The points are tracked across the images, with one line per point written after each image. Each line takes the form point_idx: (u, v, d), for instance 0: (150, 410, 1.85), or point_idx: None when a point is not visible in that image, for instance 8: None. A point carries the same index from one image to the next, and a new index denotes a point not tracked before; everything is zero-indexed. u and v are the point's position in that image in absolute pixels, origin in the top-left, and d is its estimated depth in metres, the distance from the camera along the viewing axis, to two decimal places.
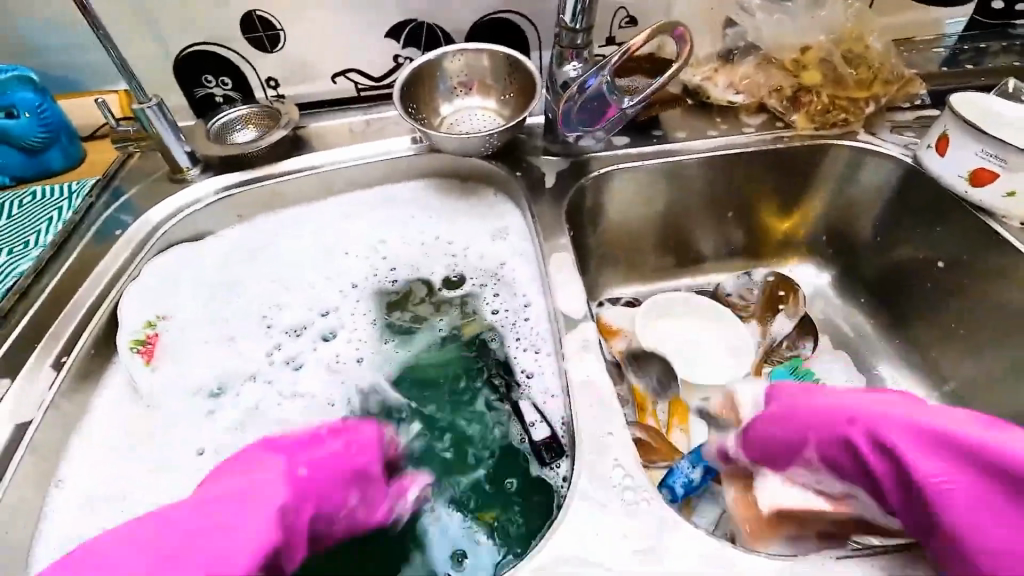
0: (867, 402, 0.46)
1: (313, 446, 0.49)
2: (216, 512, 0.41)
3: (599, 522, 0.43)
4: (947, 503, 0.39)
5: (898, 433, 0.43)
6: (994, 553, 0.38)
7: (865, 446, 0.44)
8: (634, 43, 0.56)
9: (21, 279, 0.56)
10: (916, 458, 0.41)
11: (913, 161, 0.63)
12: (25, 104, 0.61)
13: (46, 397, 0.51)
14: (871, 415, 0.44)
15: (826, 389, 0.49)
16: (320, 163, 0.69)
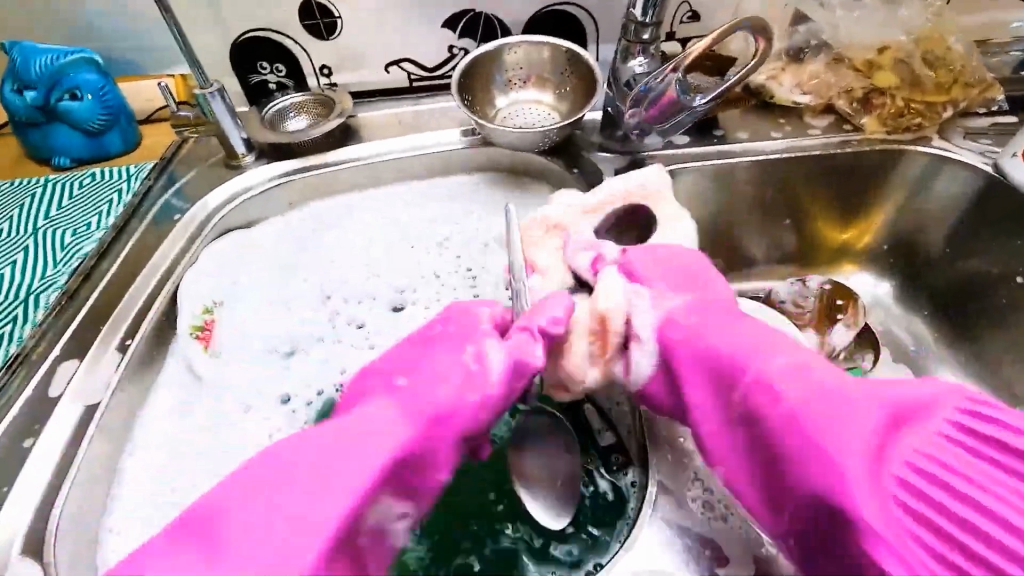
0: (763, 356, 0.39)
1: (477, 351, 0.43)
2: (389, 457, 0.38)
3: (678, 536, 0.43)
4: (802, 446, 0.34)
5: (795, 391, 0.36)
6: (802, 481, 0.33)
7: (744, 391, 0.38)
8: (702, 43, 0.55)
9: (85, 261, 0.57)
10: (820, 414, 0.34)
11: (992, 169, 0.61)
12: (89, 85, 0.61)
13: (111, 379, 0.51)
14: (748, 353, 0.39)
15: (734, 324, 0.43)
16: (371, 154, 0.69)
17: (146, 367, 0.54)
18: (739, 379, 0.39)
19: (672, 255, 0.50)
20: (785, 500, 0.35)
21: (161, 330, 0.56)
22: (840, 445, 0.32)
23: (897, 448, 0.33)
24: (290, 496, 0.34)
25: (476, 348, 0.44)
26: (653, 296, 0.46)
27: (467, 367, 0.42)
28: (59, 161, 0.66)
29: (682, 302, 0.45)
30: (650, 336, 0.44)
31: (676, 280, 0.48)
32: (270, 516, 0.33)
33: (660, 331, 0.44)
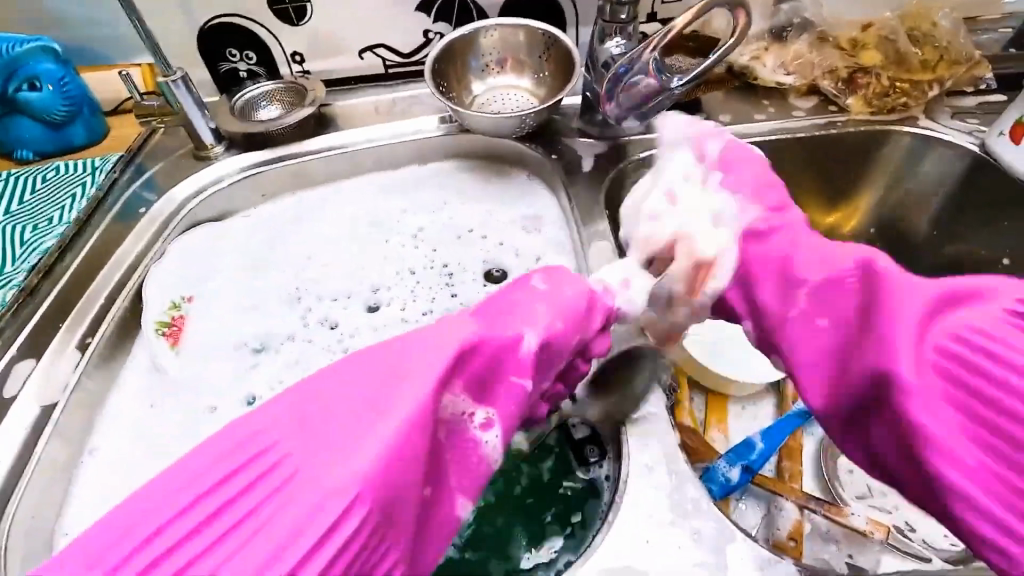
0: (807, 244, 0.44)
1: (553, 283, 0.44)
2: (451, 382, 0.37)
3: (648, 529, 0.41)
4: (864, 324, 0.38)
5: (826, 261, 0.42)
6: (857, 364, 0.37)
7: (783, 264, 0.44)
8: (676, 23, 0.53)
9: (45, 257, 0.55)
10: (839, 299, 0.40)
11: (979, 150, 0.60)
12: (49, 76, 0.59)
13: (70, 378, 0.50)
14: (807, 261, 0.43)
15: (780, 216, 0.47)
16: (345, 143, 0.67)
17: (109, 365, 0.53)
18: (767, 270, 0.45)
19: (744, 159, 0.52)
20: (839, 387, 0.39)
21: (124, 328, 0.55)
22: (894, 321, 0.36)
23: (953, 326, 0.36)
24: (336, 432, 0.33)
25: (550, 277, 0.44)
26: (734, 207, 0.49)
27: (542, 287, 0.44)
28: (22, 154, 0.64)
29: (759, 214, 0.48)
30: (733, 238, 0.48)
31: (759, 194, 0.49)
32: (341, 410, 0.34)
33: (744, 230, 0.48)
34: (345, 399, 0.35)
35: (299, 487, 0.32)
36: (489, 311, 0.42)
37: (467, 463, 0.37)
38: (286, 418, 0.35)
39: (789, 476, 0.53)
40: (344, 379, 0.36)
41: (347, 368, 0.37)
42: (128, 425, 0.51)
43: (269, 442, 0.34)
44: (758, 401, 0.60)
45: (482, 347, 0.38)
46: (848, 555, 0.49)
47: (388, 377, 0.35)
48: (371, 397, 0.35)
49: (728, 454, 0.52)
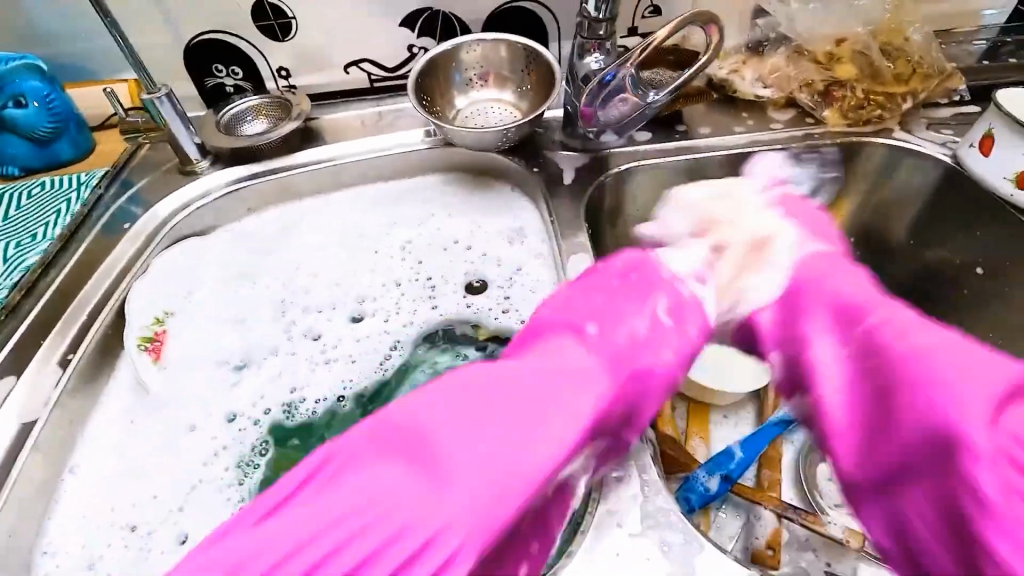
0: (862, 292, 0.45)
1: (676, 306, 0.47)
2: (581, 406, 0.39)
3: (616, 542, 0.41)
4: (917, 358, 0.38)
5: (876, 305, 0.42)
6: (906, 415, 0.37)
7: (830, 310, 0.45)
8: (660, 34, 0.54)
9: (28, 273, 0.56)
10: (897, 337, 0.40)
11: (952, 161, 0.61)
12: (34, 93, 0.60)
13: (52, 395, 0.50)
14: (869, 302, 0.43)
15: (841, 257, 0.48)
16: (329, 156, 0.67)
17: (91, 381, 0.53)
18: (842, 309, 0.44)
19: (811, 216, 0.54)
20: (879, 443, 0.38)
21: (107, 343, 0.55)
22: (966, 383, 0.35)
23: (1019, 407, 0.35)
24: (486, 462, 0.34)
25: (674, 303, 0.47)
26: (794, 245, 0.51)
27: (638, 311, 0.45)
28: (8, 170, 0.64)
29: (820, 248, 0.50)
30: (781, 272, 0.49)
31: (817, 230, 0.52)
32: (488, 446, 0.35)
33: (800, 261, 0.49)
34: (484, 432, 0.35)
35: (434, 529, 0.32)
36: (606, 341, 0.43)
37: (557, 502, 0.40)
38: (439, 421, 0.35)
39: (768, 484, 0.54)
40: (495, 404, 0.36)
41: (499, 383, 0.37)
42: (111, 441, 0.51)
43: (419, 452, 0.34)
44: (740, 409, 0.60)
45: (610, 387, 0.41)
46: (826, 563, 0.50)
47: (526, 412, 0.37)
48: (513, 449, 0.35)
49: (706, 464, 0.52)
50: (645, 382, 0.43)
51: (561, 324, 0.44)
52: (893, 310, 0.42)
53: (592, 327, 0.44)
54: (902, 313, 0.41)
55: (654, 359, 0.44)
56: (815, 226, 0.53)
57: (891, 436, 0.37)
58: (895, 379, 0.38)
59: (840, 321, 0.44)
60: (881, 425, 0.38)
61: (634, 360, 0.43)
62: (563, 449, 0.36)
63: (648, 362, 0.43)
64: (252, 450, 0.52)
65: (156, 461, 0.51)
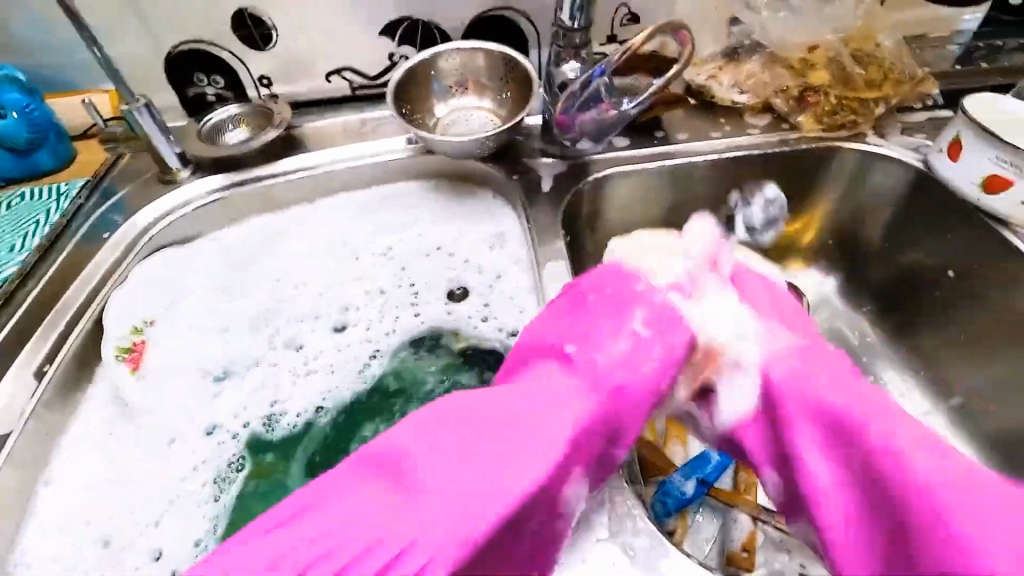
0: (834, 390, 0.39)
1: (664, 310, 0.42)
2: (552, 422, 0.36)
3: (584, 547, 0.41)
4: (932, 492, 0.32)
5: (824, 357, 0.42)
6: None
7: (814, 421, 0.38)
8: (636, 40, 0.54)
9: (6, 284, 0.56)
10: (916, 462, 0.34)
11: (923, 165, 0.62)
12: (13, 104, 0.60)
13: (27, 407, 0.50)
14: (851, 404, 0.38)
15: (776, 305, 0.48)
16: (310, 165, 0.68)
17: (69, 391, 0.53)
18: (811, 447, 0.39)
19: (778, 299, 0.49)
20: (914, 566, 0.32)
21: (85, 354, 0.55)
22: (962, 511, 0.32)
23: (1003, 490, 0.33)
24: (460, 478, 0.33)
25: (657, 315, 0.41)
26: (759, 334, 0.44)
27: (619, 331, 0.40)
28: None
29: (789, 342, 0.43)
30: (754, 366, 0.42)
31: (784, 317, 0.47)
32: (470, 461, 0.33)
33: (762, 364, 0.42)
34: (458, 451, 0.34)
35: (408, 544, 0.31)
36: (589, 363, 0.39)
37: (554, 529, 0.36)
38: (425, 442, 0.34)
39: (744, 487, 0.54)
40: (468, 429, 0.35)
41: (484, 407, 0.36)
42: (89, 452, 0.51)
43: (396, 477, 0.33)
44: None
45: (592, 403, 0.38)
46: (799, 565, 0.49)
47: (499, 437, 0.35)
48: (489, 439, 0.35)
49: (683, 468, 0.53)
50: (632, 398, 0.39)
51: (541, 347, 0.41)
52: (869, 408, 0.37)
53: (571, 347, 0.40)
54: (871, 397, 0.38)
55: (645, 367, 0.40)
56: (779, 308, 0.48)
57: (898, 550, 0.33)
58: (884, 506, 0.34)
59: (831, 438, 0.38)
60: (891, 539, 0.34)
61: (625, 375, 0.39)
62: (543, 468, 0.34)
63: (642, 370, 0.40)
64: (229, 461, 0.53)
65: (134, 471, 0.51)
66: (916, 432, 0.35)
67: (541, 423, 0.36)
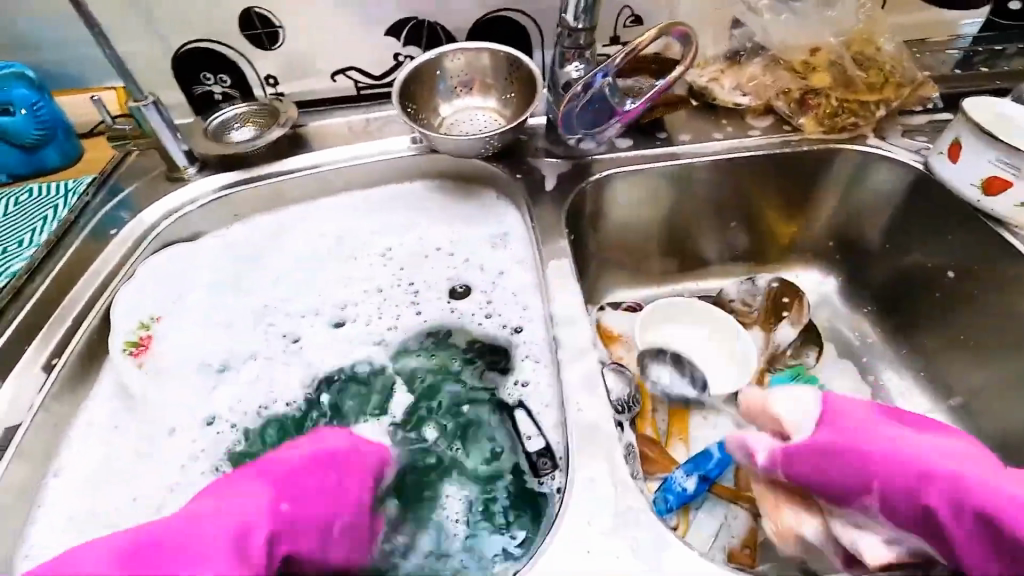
0: (886, 429, 0.45)
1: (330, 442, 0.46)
2: (243, 540, 0.37)
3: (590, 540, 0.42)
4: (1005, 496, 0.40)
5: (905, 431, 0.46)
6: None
7: (902, 476, 0.42)
8: (641, 40, 0.56)
9: (14, 278, 0.56)
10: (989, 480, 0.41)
11: (923, 167, 0.62)
12: (22, 100, 0.61)
13: (36, 400, 0.51)
14: (902, 444, 0.44)
15: (880, 419, 0.46)
16: (315, 164, 0.68)
17: (77, 384, 0.54)
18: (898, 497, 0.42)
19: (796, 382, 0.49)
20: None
21: (93, 348, 0.55)
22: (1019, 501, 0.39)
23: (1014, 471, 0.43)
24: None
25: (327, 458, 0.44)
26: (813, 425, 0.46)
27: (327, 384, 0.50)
28: None
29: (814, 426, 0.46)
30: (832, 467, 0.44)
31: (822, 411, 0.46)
32: (148, 565, 0.35)
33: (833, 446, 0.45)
34: (123, 569, 0.35)
35: None
36: (272, 495, 0.40)
37: None
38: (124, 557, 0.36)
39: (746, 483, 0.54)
40: (273, 483, 0.41)
41: (179, 523, 0.38)
42: (96, 443, 0.52)
43: (186, 547, 0.36)
44: (719, 409, 0.63)
45: (259, 538, 0.38)
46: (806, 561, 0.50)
47: (183, 537, 0.37)
48: (175, 554, 0.36)
49: (684, 464, 0.53)
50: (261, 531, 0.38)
51: (287, 477, 0.42)
52: (915, 441, 0.44)
53: (289, 500, 0.41)
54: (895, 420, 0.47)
55: (275, 495, 0.40)
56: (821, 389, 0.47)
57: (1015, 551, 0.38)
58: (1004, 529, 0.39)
59: (913, 480, 0.42)
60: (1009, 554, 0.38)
61: (323, 496, 0.42)
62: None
63: (323, 500, 0.42)
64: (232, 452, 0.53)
65: (139, 464, 0.51)
66: (960, 445, 0.44)
67: (203, 540, 0.37)
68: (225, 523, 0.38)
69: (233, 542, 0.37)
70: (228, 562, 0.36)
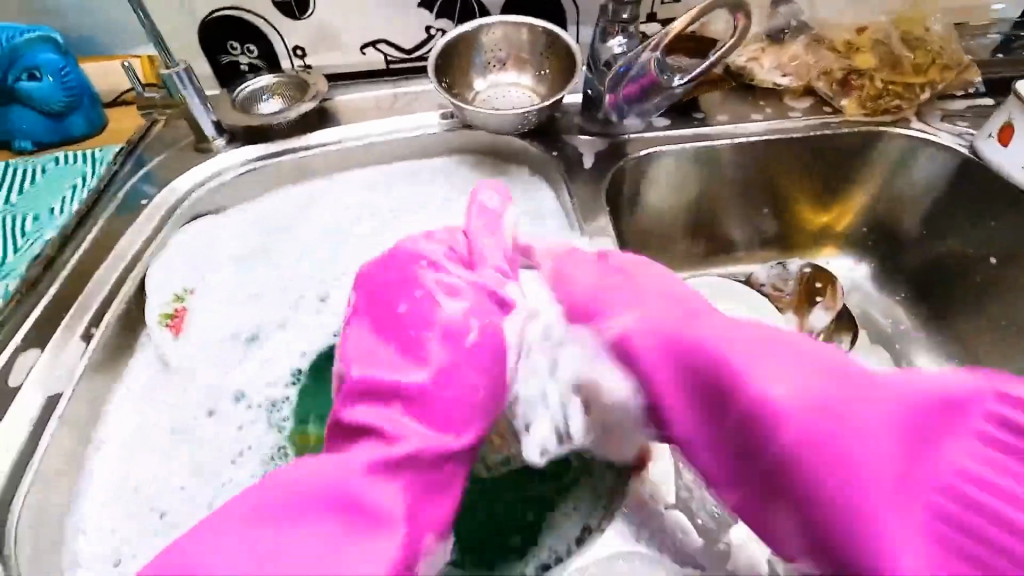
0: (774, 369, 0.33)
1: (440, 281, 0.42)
2: (379, 486, 0.33)
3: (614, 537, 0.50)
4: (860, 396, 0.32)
5: (847, 441, 0.30)
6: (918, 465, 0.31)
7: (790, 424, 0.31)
8: (676, 23, 0.56)
9: (47, 248, 0.56)
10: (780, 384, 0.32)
11: (970, 152, 0.62)
12: (49, 65, 0.59)
13: (75, 370, 0.51)
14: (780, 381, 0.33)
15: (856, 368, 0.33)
16: (344, 138, 0.67)
17: (113, 356, 0.53)
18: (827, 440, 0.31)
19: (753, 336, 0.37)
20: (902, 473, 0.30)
21: (127, 320, 0.55)
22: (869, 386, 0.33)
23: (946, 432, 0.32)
24: (273, 543, 0.31)
25: (443, 287, 0.41)
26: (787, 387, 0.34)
27: (448, 298, 0.40)
28: (19, 145, 0.63)
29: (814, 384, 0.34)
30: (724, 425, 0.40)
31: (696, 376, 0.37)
32: (300, 526, 0.31)
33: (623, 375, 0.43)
34: (287, 530, 0.31)
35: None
36: (407, 417, 0.36)
37: None
38: (257, 546, 0.30)
39: None
40: (383, 398, 0.37)
41: (317, 477, 0.33)
42: (135, 416, 0.52)
43: (340, 502, 0.32)
44: None
45: (403, 484, 0.34)
46: None
47: (334, 490, 0.32)
48: (325, 517, 0.32)
49: None
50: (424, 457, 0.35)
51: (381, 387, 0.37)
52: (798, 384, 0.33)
53: (393, 411, 0.36)
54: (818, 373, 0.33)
55: (423, 383, 0.36)
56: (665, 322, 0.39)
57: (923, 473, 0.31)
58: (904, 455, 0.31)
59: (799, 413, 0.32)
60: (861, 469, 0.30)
61: (456, 392, 0.36)
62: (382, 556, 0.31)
63: (459, 394, 0.36)
64: (281, 413, 0.53)
65: (178, 436, 0.51)
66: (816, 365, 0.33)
67: (354, 498, 0.32)
68: (377, 485, 0.33)
69: (397, 492, 0.33)
70: (356, 509, 0.32)
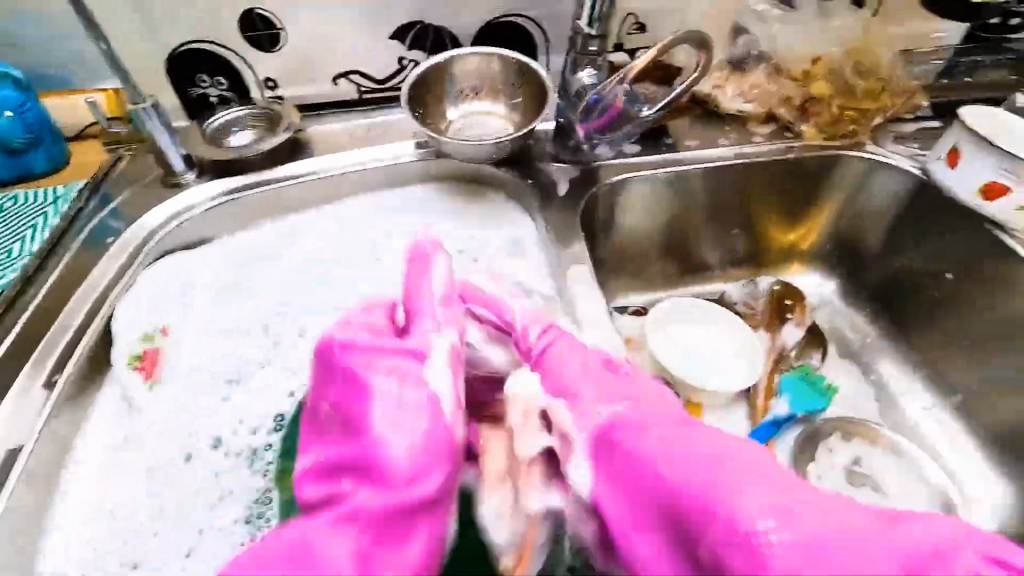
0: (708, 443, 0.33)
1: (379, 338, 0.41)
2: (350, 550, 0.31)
3: None
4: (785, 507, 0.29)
5: (819, 517, 0.28)
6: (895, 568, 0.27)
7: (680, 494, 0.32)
8: (641, 61, 0.58)
9: (6, 291, 0.54)
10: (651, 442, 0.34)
11: (920, 172, 0.65)
12: (8, 102, 0.58)
13: (38, 419, 0.49)
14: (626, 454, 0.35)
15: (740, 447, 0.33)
16: (317, 170, 0.67)
17: (79, 401, 0.51)
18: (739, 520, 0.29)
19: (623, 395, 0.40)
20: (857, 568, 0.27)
21: (94, 363, 0.53)
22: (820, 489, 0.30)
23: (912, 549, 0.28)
24: None
25: (395, 367, 0.39)
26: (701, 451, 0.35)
27: (392, 372, 0.39)
28: None
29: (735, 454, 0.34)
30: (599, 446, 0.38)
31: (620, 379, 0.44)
32: None
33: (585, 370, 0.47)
34: None
35: None
36: (373, 465, 0.34)
37: None
38: None
39: None
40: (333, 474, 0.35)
41: (294, 537, 0.31)
42: (103, 463, 0.50)
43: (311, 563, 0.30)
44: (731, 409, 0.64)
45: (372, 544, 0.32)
46: None
47: (306, 551, 0.31)
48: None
49: None
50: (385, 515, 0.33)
51: (332, 457, 0.36)
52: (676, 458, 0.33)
53: (349, 481, 0.35)
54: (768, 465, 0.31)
55: (379, 448, 0.35)
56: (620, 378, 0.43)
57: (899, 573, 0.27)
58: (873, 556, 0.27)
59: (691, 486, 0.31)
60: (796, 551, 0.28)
61: (409, 453, 0.35)
62: None
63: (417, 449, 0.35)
64: (264, 461, 0.51)
65: (148, 483, 0.49)
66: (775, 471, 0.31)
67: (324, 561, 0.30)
68: (343, 543, 0.31)
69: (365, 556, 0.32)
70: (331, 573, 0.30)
